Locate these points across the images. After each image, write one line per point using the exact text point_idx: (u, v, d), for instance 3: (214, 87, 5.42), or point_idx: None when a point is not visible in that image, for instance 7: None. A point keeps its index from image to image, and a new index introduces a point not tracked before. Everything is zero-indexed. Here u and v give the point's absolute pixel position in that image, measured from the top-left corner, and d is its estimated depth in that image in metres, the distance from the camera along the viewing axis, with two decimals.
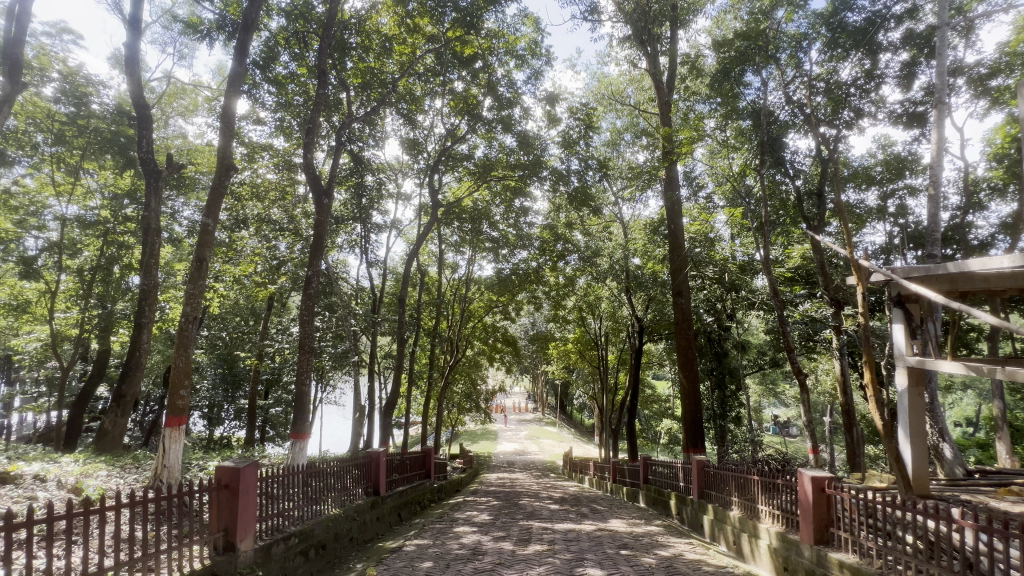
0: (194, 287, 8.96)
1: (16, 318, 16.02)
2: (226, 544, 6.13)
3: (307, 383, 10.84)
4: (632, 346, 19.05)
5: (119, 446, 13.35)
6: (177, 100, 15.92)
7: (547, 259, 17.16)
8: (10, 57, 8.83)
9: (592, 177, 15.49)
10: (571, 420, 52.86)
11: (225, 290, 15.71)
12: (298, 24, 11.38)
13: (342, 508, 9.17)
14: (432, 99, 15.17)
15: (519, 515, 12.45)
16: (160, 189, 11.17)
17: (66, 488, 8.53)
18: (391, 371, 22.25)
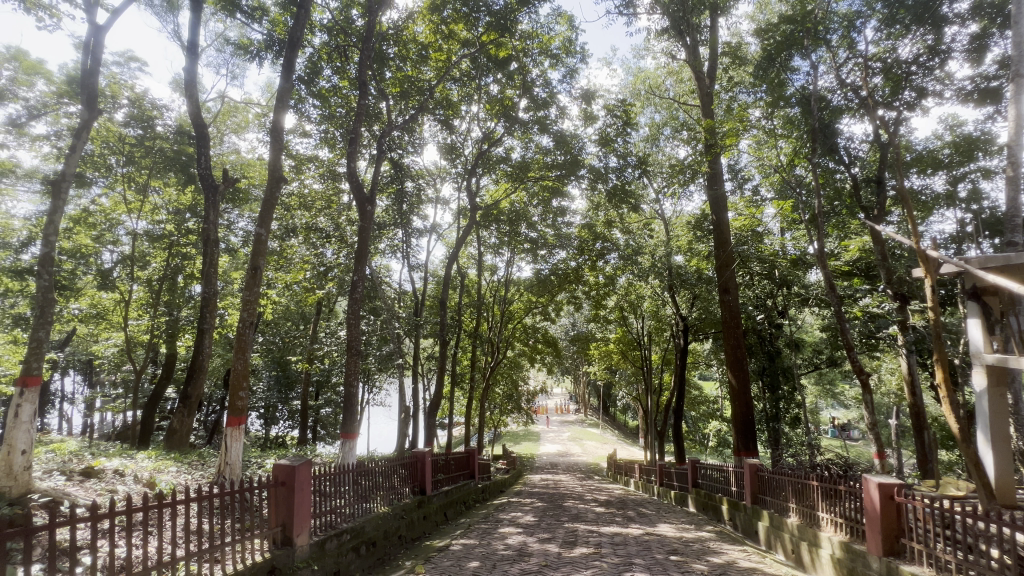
0: (250, 294, 9.48)
1: (96, 325, 17.48)
2: (284, 539, 6.44)
3: (355, 384, 11.21)
4: (676, 345, 18.55)
5: (186, 444, 14.29)
6: (230, 117, 16.88)
7: (587, 259, 17.02)
8: (88, 87, 9.65)
9: (631, 174, 15.20)
10: (614, 421, 52.10)
11: (277, 296, 16.53)
12: (340, 38, 11.92)
13: (391, 507, 9.42)
14: (469, 104, 15.42)
15: (565, 517, 12.38)
16: (217, 202, 11.91)
17: (141, 482, 9.23)
18: (433, 372, 22.67)
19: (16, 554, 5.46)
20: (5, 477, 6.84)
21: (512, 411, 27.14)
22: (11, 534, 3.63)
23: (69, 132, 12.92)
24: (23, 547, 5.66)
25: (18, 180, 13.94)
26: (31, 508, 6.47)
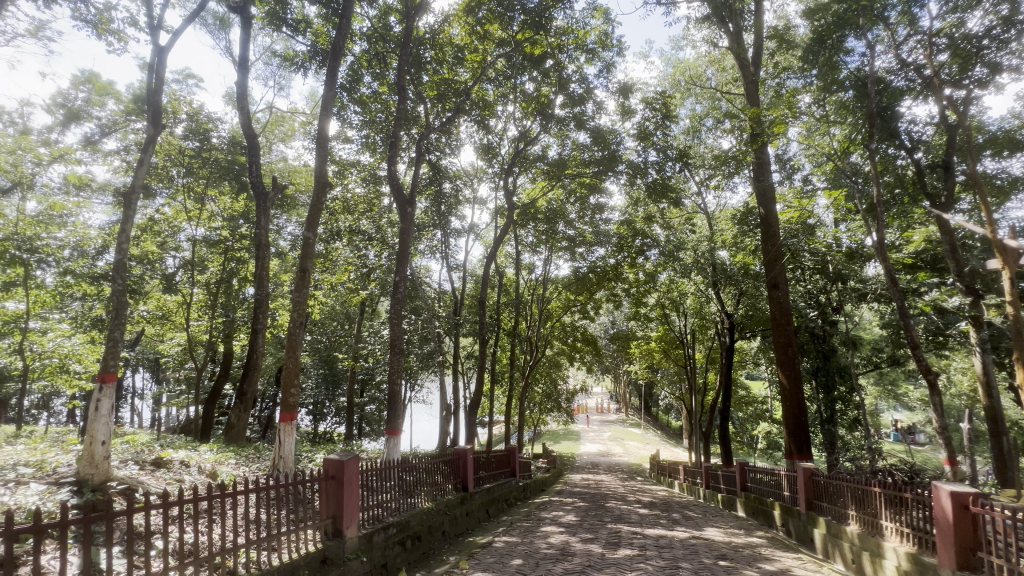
0: (299, 295, 9.92)
1: (162, 326, 18.76)
2: (335, 530, 6.70)
3: (398, 382, 11.50)
4: (722, 344, 17.93)
5: (243, 437, 15.10)
6: (278, 127, 17.67)
7: (627, 255, 16.66)
8: (153, 105, 10.35)
9: (671, 168, 14.80)
10: (656, 421, 50.93)
11: (324, 297, 17.20)
12: (379, 45, 12.26)
13: (434, 502, 9.61)
14: (505, 104, 15.50)
15: (607, 518, 12.24)
16: (267, 209, 12.53)
17: (204, 473, 9.85)
18: (473, 371, 22.90)
19: (98, 535, 5.95)
20: (88, 466, 7.44)
21: (551, 410, 27.05)
22: (93, 518, 3.96)
23: (136, 147, 13.89)
24: (103, 530, 6.15)
25: (93, 193, 15.11)
26: (110, 495, 7.01)
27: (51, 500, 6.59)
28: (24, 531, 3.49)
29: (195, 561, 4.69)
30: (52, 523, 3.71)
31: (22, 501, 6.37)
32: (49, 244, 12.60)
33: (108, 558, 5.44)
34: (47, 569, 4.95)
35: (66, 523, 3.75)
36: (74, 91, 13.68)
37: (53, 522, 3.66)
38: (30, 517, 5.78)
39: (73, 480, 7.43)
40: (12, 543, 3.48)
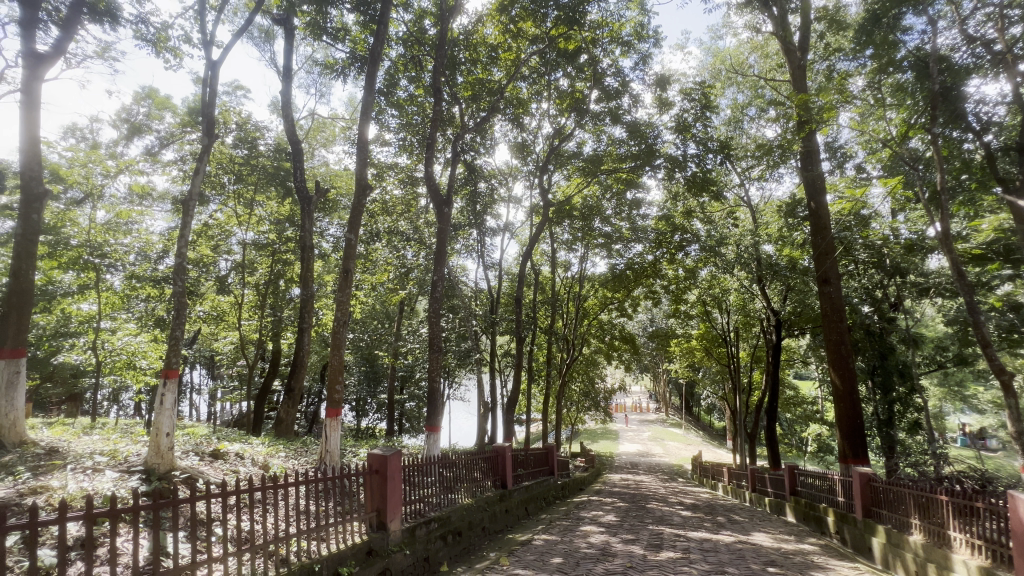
0: (342, 294, 10.26)
1: (217, 325, 19.87)
2: (379, 523, 6.92)
3: (437, 380, 11.69)
4: (769, 342, 17.21)
5: (292, 432, 15.76)
6: (320, 133, 18.30)
7: (665, 251, 16.25)
8: (207, 116, 10.96)
9: (712, 160, 14.33)
10: (698, 421, 49.59)
11: (365, 296, 17.72)
12: (415, 49, 12.51)
13: (474, 499, 9.72)
14: (539, 101, 15.47)
15: (649, 519, 12.03)
16: (311, 212, 13.04)
17: (257, 465, 10.38)
18: (510, 369, 23.01)
19: (165, 520, 6.37)
20: (154, 455, 7.98)
21: (589, 409, 26.83)
22: (161, 504, 4.26)
23: (191, 156, 14.72)
24: (168, 515, 6.58)
25: (154, 201, 16.15)
26: (174, 483, 7.49)
27: (123, 486, 7.10)
28: (101, 514, 3.81)
29: (252, 548, 4.96)
30: (125, 508, 4.02)
31: (98, 487, 6.90)
32: (117, 250, 13.32)
33: (173, 543, 5.83)
34: (121, 551, 5.35)
35: (137, 508, 4.05)
36: (136, 107, 14.89)
37: (125, 507, 3.98)
38: (105, 502, 6.25)
39: (142, 469, 7.99)
40: (90, 525, 3.79)
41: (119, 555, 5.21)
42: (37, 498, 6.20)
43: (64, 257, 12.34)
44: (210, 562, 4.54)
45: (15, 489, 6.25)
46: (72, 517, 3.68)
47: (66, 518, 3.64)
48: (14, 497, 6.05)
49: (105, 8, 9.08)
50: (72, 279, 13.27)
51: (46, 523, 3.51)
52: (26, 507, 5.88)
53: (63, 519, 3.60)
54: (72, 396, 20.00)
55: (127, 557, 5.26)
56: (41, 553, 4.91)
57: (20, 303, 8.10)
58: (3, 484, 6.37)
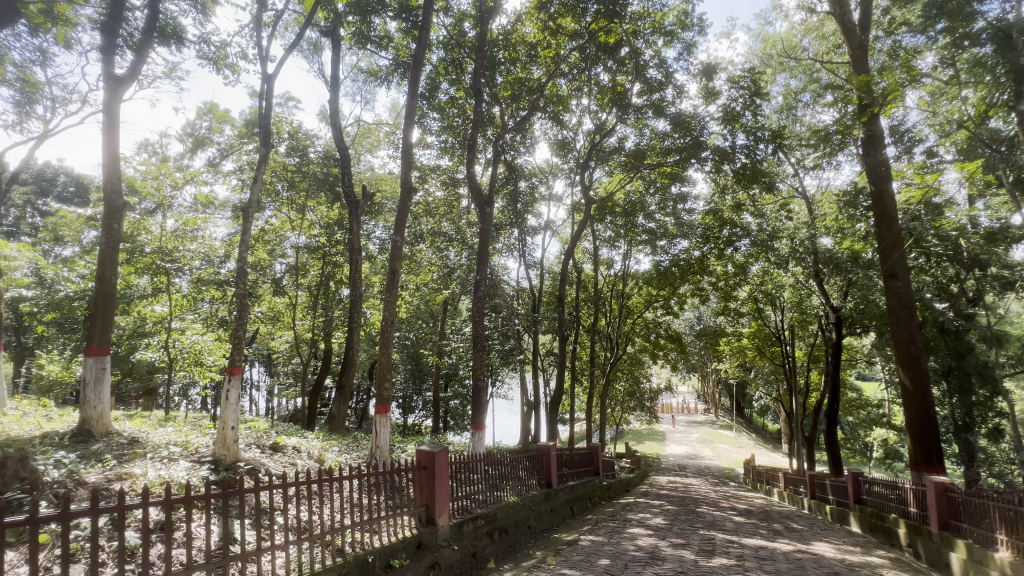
0: (390, 295, 10.58)
1: (273, 325, 20.99)
2: (428, 518, 7.09)
3: (482, 379, 11.82)
4: (829, 341, 16.25)
5: (343, 427, 16.40)
6: (366, 139, 18.91)
7: (713, 247, 15.65)
8: (264, 127, 11.57)
9: (763, 151, 13.69)
10: (751, 423, 47.56)
11: (410, 296, 18.20)
12: (455, 52, 12.70)
13: (519, 497, 9.77)
14: (579, 98, 15.33)
15: (699, 523, 11.67)
16: (358, 216, 13.52)
17: (313, 458, 10.91)
18: (552, 368, 22.94)
19: (232, 507, 6.81)
20: (222, 447, 8.53)
21: (634, 409, 26.37)
22: (228, 493, 4.55)
23: (249, 166, 15.61)
24: (236, 503, 7.03)
25: (217, 209, 17.25)
26: (240, 474, 8.00)
27: (195, 475, 7.65)
28: (177, 501, 4.12)
29: (310, 537, 5.21)
30: (198, 495, 4.32)
31: (174, 475, 7.46)
32: (185, 256, 14.33)
33: (240, 530, 6.21)
34: (194, 536, 5.75)
35: (209, 495, 4.36)
36: (199, 122, 15.95)
37: (198, 494, 4.28)
38: (181, 489, 6.74)
39: (211, 459, 8.57)
40: (167, 510, 4.10)
41: (194, 540, 5.61)
42: (123, 483, 6.78)
43: (140, 262, 13.46)
44: (273, 548, 4.81)
45: (104, 475, 6.84)
46: (152, 502, 4.00)
47: (148, 502, 3.95)
48: (103, 481, 6.64)
49: (172, 31, 10.00)
50: (147, 282, 14.35)
51: (131, 507, 3.83)
52: (114, 491, 6.43)
53: (145, 503, 3.91)
54: (148, 391, 21.63)
55: (200, 541, 5.66)
56: (127, 535, 5.35)
57: (105, 305, 8.86)
58: (93, 470, 7.00)
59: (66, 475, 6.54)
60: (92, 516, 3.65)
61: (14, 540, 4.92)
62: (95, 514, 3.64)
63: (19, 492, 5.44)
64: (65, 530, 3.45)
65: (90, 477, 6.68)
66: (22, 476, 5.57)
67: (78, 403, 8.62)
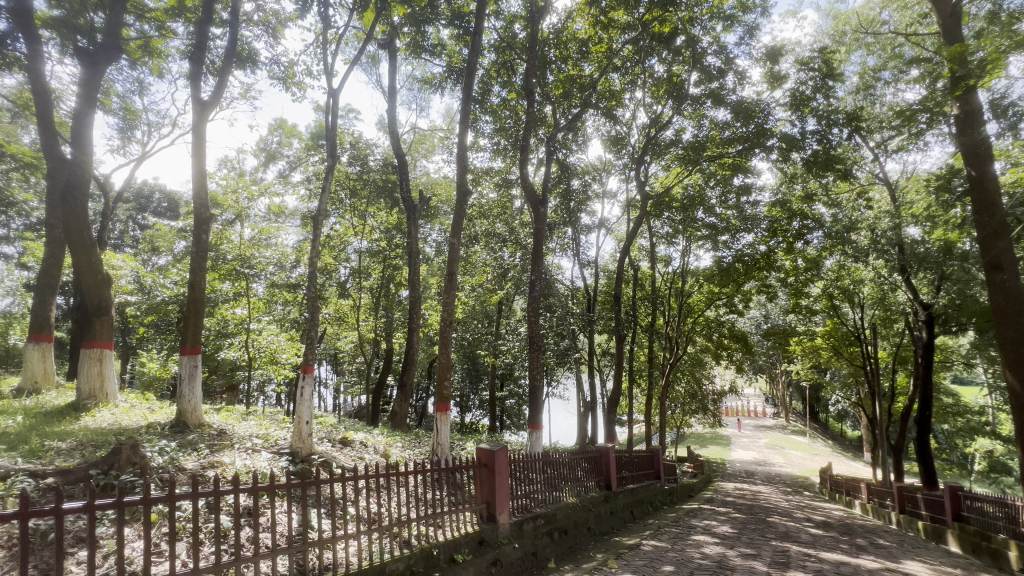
0: (448, 296, 10.83)
1: (339, 326, 22.18)
2: (489, 515, 7.20)
3: (538, 379, 11.82)
4: (921, 341, 14.79)
5: (405, 424, 17.02)
6: (422, 145, 19.48)
7: (782, 241, 14.74)
8: (330, 139, 12.24)
9: (837, 135, 12.72)
10: (827, 429, 44.27)
11: (466, 296, 18.57)
12: (506, 54, 12.82)
13: (579, 498, 9.69)
14: (632, 91, 14.98)
15: (771, 534, 11.03)
16: (416, 219, 13.98)
17: (379, 453, 11.42)
18: (610, 368, 22.52)
19: (309, 497, 7.30)
20: (298, 440, 9.17)
21: (696, 412, 25.33)
22: (307, 483, 4.87)
23: (316, 176, 16.57)
24: (312, 494, 7.51)
25: (288, 218, 18.47)
26: (314, 466, 8.55)
27: (276, 465, 8.27)
28: (263, 488, 4.47)
29: (379, 527, 5.46)
30: (280, 484, 4.67)
31: (258, 465, 8.11)
32: (262, 262, 15.48)
33: (316, 519, 6.63)
34: (277, 522, 6.20)
35: (290, 484, 4.70)
36: (271, 137, 17.15)
37: (281, 483, 4.63)
38: (264, 478, 7.31)
39: (289, 451, 9.21)
40: (254, 496, 4.45)
41: (277, 525, 6.06)
42: (215, 471, 7.46)
43: (223, 269, 14.77)
44: (347, 537, 5.10)
45: (200, 462, 7.56)
46: (242, 489, 4.38)
47: (239, 489, 4.33)
48: (199, 468, 7.32)
49: (247, 55, 10.91)
50: (229, 287, 15.61)
51: (225, 492, 4.22)
52: (209, 477, 7.08)
53: (236, 489, 4.29)
54: (231, 387, 23.51)
55: (283, 526, 6.10)
56: (221, 518, 5.87)
57: (196, 309, 9.76)
58: (191, 457, 7.74)
59: (169, 461, 7.27)
60: (191, 499, 4.03)
61: (129, 517, 5.53)
62: (195, 498, 4.03)
63: (133, 475, 6.10)
64: (172, 510, 3.85)
65: (188, 464, 7.39)
66: (134, 461, 6.24)
67: (176, 398, 9.56)
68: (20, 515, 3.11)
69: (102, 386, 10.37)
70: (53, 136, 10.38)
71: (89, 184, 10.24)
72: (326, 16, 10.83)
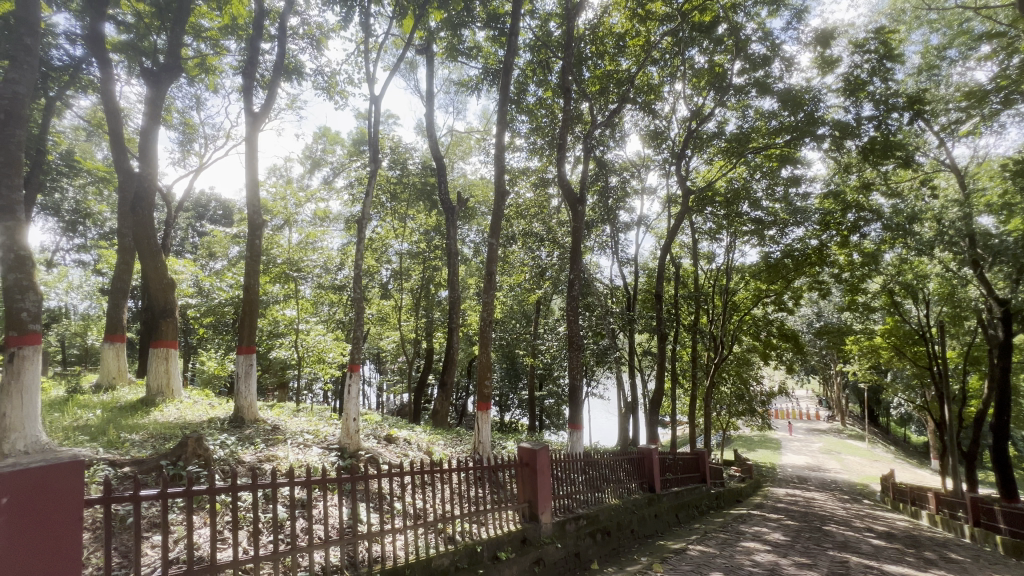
0: (487, 296, 10.89)
1: (382, 326, 22.83)
2: (531, 514, 7.21)
3: (579, 379, 11.69)
4: (997, 341, 13.62)
5: (446, 422, 17.28)
6: (459, 147, 19.71)
7: (836, 234, 13.97)
8: (371, 145, 12.61)
9: (898, 121, 11.90)
10: (888, 434, 41.59)
11: (504, 296, 18.65)
12: (542, 53, 12.77)
13: (621, 500, 9.54)
14: (672, 84, 14.59)
15: (827, 543, 10.47)
16: (455, 221, 14.17)
17: (422, 450, 11.66)
18: (651, 368, 22.03)
19: (357, 491, 7.55)
20: (346, 436, 9.49)
21: (744, 414, 24.37)
22: (356, 478, 5.01)
23: (358, 181, 17.10)
24: (361, 488, 7.77)
25: (333, 223, 19.16)
26: (362, 461, 8.85)
27: (326, 460, 8.62)
28: (315, 482, 4.65)
29: (425, 523, 5.57)
30: (331, 478, 4.83)
31: (309, 459, 8.47)
32: (310, 265, 16.13)
33: (364, 513, 6.85)
34: (329, 514, 6.46)
35: (340, 478, 4.86)
36: (316, 145, 17.84)
37: (332, 477, 4.80)
38: (315, 472, 7.64)
39: (337, 447, 9.57)
40: (308, 489, 4.63)
41: (329, 517, 6.32)
42: (271, 464, 7.86)
43: (273, 272, 15.52)
44: (394, 530, 5.23)
45: (256, 456, 7.98)
46: (296, 482, 4.56)
47: (293, 482, 4.51)
48: (256, 461, 7.73)
49: (293, 68, 11.44)
50: (280, 290, 16.36)
51: (281, 484, 4.41)
52: (266, 470, 7.46)
53: (291, 482, 4.47)
54: (282, 385, 24.63)
55: (334, 518, 6.35)
56: (277, 509, 6.18)
57: (250, 311, 10.28)
58: (248, 451, 8.19)
59: (230, 454, 7.72)
60: (251, 490, 4.23)
61: (196, 505, 5.92)
62: (254, 489, 4.22)
63: (198, 466, 6.52)
64: (234, 500, 4.04)
65: (246, 457, 7.82)
66: (199, 453, 6.68)
67: (234, 395, 10.13)
68: (104, 500, 3.30)
69: (168, 383, 11.13)
70: (123, 152, 11.22)
71: (154, 196, 10.98)
72: (366, 25, 11.16)
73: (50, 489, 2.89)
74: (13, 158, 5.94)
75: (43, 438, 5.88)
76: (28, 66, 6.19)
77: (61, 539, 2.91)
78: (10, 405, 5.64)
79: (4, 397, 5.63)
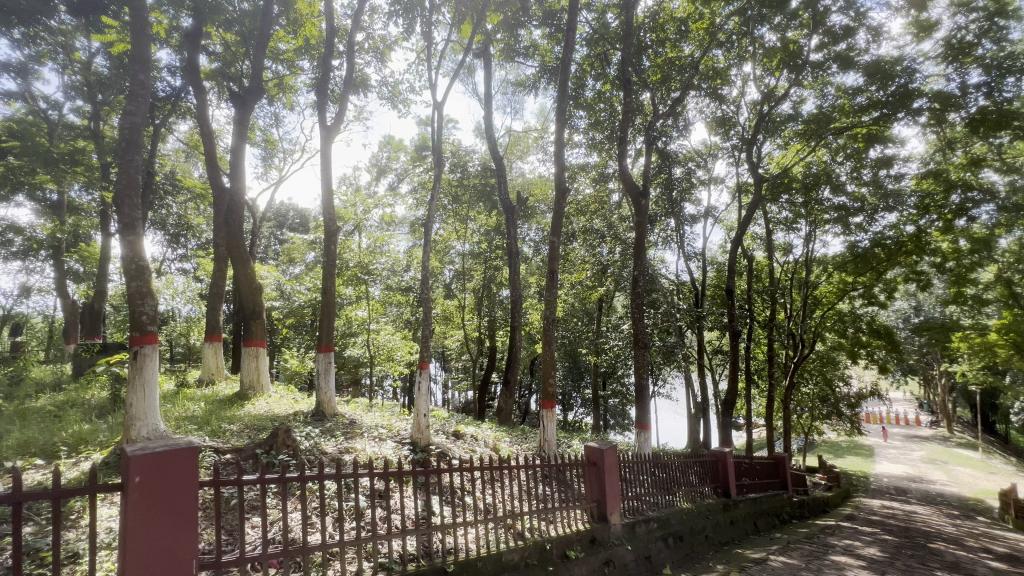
0: (549, 294, 10.83)
1: (446, 326, 23.46)
2: (600, 514, 7.08)
3: (646, 378, 11.30)
4: None
5: (511, 420, 17.43)
6: (516, 147, 19.79)
7: (937, 218, 12.52)
8: (433, 149, 13.01)
9: (1015, 86, 10.44)
10: (1007, 445, 36.63)
11: (566, 293, 18.50)
12: (599, 46, 12.55)
13: (694, 504, 9.14)
14: (739, 66, 13.75)
15: (933, 562, 9.42)
16: (515, 220, 14.27)
17: (488, 447, 11.87)
18: (724, 367, 20.91)
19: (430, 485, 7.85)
20: (417, 431, 9.87)
21: (830, 417, 22.47)
22: (429, 472, 5.10)
23: (420, 185, 17.71)
24: (434, 482, 8.07)
25: (398, 227, 19.98)
26: (432, 456, 9.17)
27: (398, 454, 9.01)
28: (391, 474, 4.82)
29: (495, 518, 5.62)
30: (404, 471, 4.96)
31: (383, 452, 8.90)
32: (379, 268, 16.94)
33: (437, 505, 7.12)
34: (404, 505, 6.77)
35: (415, 471, 5.00)
36: (382, 153, 18.69)
37: (408, 470, 4.94)
38: (391, 464, 8.04)
39: (409, 441, 9.97)
40: (386, 480, 4.80)
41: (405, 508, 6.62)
42: (350, 455, 8.36)
43: (346, 274, 16.45)
44: (466, 524, 5.35)
45: (337, 447, 8.51)
46: (375, 473, 4.74)
47: (372, 473, 4.69)
48: (337, 453, 8.25)
49: (359, 80, 12.08)
50: (352, 292, 17.29)
51: (361, 475, 4.61)
52: (346, 461, 7.96)
53: (370, 473, 4.65)
54: (355, 381, 26.03)
55: (409, 509, 6.65)
56: (358, 498, 6.59)
57: (327, 311, 10.97)
58: (330, 443, 8.75)
59: (314, 445, 8.29)
60: (335, 480, 4.45)
61: (288, 490, 6.46)
62: (338, 478, 4.45)
63: (287, 455, 7.08)
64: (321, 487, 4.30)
65: (328, 448, 8.37)
66: (288, 443, 7.23)
67: (316, 390, 10.86)
68: (214, 483, 3.65)
69: (258, 378, 12.17)
70: (217, 170, 12.37)
71: (243, 208, 12.02)
72: (427, 35, 11.54)
73: (171, 471, 3.24)
74: (131, 179, 6.68)
75: (162, 426, 6.69)
76: (142, 99, 6.96)
77: (181, 517, 3.26)
78: (135, 397, 6.45)
79: (131, 389, 6.45)
